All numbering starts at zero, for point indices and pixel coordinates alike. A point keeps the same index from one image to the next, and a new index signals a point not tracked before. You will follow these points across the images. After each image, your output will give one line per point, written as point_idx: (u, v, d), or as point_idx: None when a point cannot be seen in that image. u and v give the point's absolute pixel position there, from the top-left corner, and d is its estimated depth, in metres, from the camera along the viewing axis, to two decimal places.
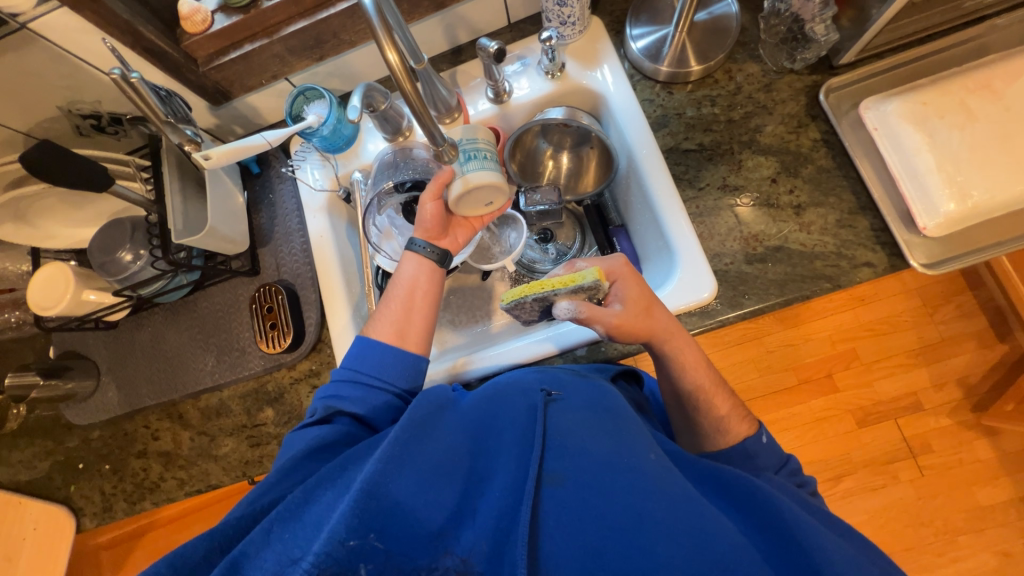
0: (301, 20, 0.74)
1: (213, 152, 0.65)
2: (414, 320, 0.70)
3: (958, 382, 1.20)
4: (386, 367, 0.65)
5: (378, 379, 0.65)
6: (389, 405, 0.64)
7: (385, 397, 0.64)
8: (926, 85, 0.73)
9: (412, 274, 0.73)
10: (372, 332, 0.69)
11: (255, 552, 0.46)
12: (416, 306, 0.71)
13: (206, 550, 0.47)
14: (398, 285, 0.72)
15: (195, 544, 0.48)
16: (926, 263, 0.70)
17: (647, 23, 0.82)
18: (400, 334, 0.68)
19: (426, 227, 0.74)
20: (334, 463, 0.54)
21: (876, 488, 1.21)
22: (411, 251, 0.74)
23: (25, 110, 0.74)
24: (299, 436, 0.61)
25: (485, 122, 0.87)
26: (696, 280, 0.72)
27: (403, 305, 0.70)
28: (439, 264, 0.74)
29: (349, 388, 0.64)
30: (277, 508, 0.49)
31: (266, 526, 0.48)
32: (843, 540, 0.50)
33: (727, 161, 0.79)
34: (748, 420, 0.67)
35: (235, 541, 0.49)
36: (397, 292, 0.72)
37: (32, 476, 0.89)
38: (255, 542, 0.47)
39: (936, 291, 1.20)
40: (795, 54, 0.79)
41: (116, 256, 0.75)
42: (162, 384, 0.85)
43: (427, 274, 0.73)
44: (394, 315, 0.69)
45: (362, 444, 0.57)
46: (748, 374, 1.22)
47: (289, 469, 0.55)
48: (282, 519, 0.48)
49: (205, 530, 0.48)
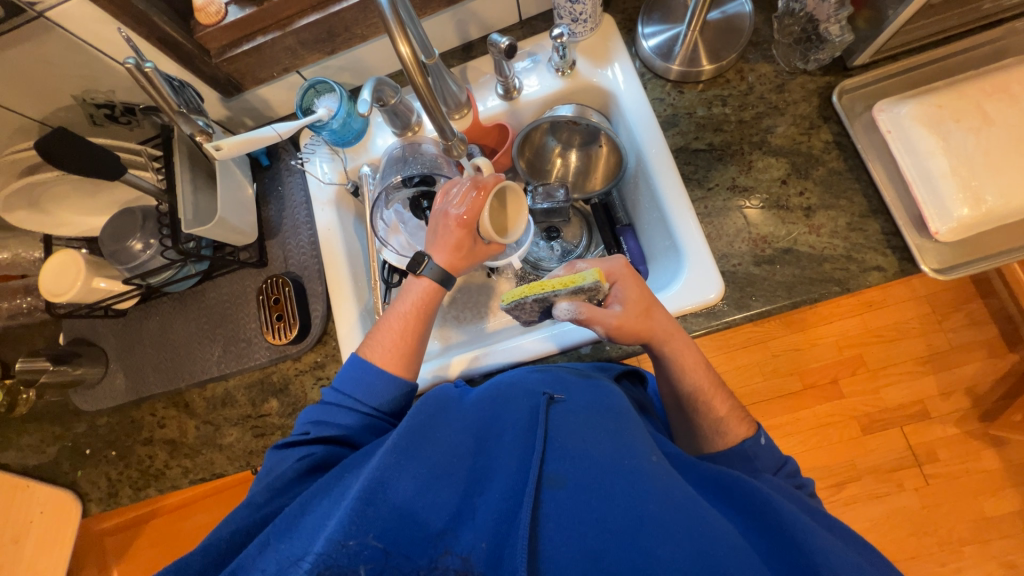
0: (313, 13, 0.75)
1: (224, 143, 0.66)
2: (415, 351, 0.70)
3: (965, 390, 1.18)
4: (369, 382, 0.65)
5: (371, 388, 0.65)
6: (365, 424, 0.64)
7: (360, 415, 0.64)
8: (941, 88, 0.72)
9: (416, 304, 0.72)
10: (369, 355, 0.68)
11: (252, 563, 0.47)
12: (419, 338, 0.70)
13: (201, 564, 0.49)
14: (404, 316, 0.71)
15: (190, 559, 0.49)
16: (938, 268, 0.69)
17: (659, 21, 0.82)
18: (402, 364, 0.68)
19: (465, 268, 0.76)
20: (331, 474, 0.55)
21: (880, 495, 1.20)
22: (419, 276, 0.73)
23: (41, 99, 0.75)
24: (282, 456, 0.62)
25: (494, 118, 0.86)
26: (703, 281, 0.71)
27: (404, 336, 0.69)
28: (441, 285, 0.73)
29: (334, 412, 0.65)
30: (272, 524, 0.50)
31: (262, 540, 0.48)
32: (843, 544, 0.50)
33: (737, 161, 0.78)
34: (748, 422, 0.66)
35: (233, 555, 0.52)
36: (400, 324, 0.70)
37: (41, 460, 0.90)
38: (253, 553, 0.48)
39: (945, 297, 1.19)
40: (809, 55, 0.79)
41: (126, 244, 0.76)
42: (169, 372, 0.86)
43: (429, 294, 0.73)
44: (396, 344, 0.69)
45: (345, 459, 0.58)
46: (752, 378, 1.21)
47: (279, 490, 0.57)
48: (279, 531, 0.49)
49: (198, 547, 0.50)
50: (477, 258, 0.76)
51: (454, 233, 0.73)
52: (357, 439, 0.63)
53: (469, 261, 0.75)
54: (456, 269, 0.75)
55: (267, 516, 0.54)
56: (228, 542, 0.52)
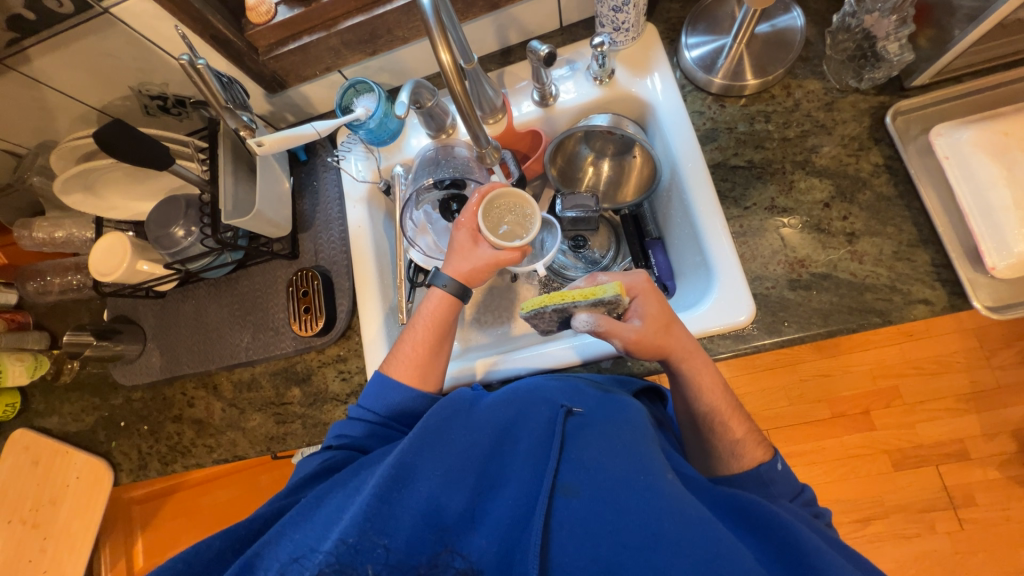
0: (358, 15, 0.76)
1: (265, 139, 0.68)
2: (435, 362, 0.70)
3: (1013, 433, 1.10)
4: (378, 392, 0.67)
5: (384, 399, 0.66)
6: (375, 432, 0.65)
7: (369, 424, 0.65)
8: (1007, 114, 0.68)
9: (435, 315, 0.72)
10: (391, 370, 0.69)
11: (269, 551, 0.48)
12: (439, 349, 0.71)
13: (219, 548, 0.50)
14: (422, 328, 0.71)
15: (210, 543, 0.50)
16: (990, 307, 0.65)
17: (704, 32, 0.80)
18: (422, 376, 0.69)
19: (473, 274, 0.73)
20: (346, 471, 0.56)
21: (909, 536, 1.14)
22: (435, 287, 0.73)
23: (101, 89, 0.80)
24: (306, 463, 0.64)
25: (528, 124, 0.86)
26: (732, 302, 0.69)
27: (423, 348, 0.70)
28: (459, 298, 0.73)
29: (347, 423, 0.66)
30: (287, 514, 0.51)
31: (278, 528, 0.49)
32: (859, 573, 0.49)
33: (777, 180, 0.75)
34: (765, 446, 0.64)
35: (249, 541, 0.52)
36: (419, 335, 0.71)
37: (80, 428, 0.96)
38: (269, 541, 0.48)
39: (996, 332, 1.11)
40: (862, 73, 0.75)
41: (169, 231, 0.79)
42: (200, 354, 0.89)
43: (448, 311, 0.72)
44: (415, 356, 0.69)
45: (355, 462, 0.61)
46: (777, 403, 1.17)
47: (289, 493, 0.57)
48: (294, 522, 0.50)
49: (218, 531, 0.50)
50: (487, 264, 0.73)
51: (460, 237, 0.74)
52: (368, 446, 0.64)
53: (477, 261, 0.73)
54: (456, 267, 0.73)
55: (286, 504, 0.55)
56: (248, 527, 0.52)
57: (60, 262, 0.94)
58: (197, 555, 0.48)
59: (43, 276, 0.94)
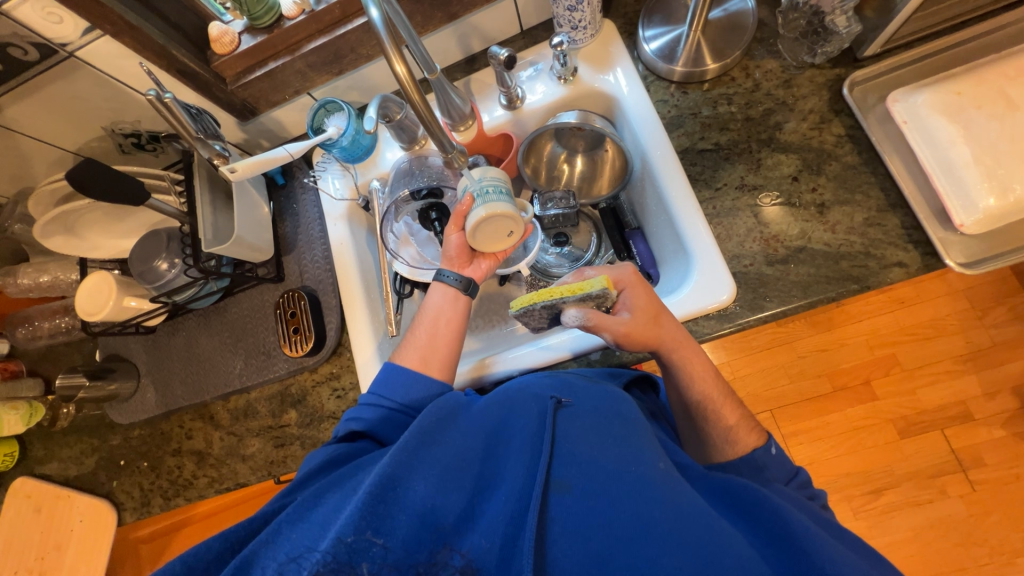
0: (320, 37, 0.78)
1: (238, 165, 0.70)
2: (440, 348, 0.71)
3: (1012, 390, 1.11)
4: (391, 379, 0.67)
5: (393, 385, 0.66)
6: (389, 418, 0.64)
7: (381, 410, 0.65)
8: (959, 75, 0.69)
9: (440, 305, 0.75)
10: (399, 358, 0.71)
11: (266, 550, 0.47)
12: (438, 334, 0.72)
13: (219, 549, 0.48)
14: (426, 318, 0.74)
15: (208, 544, 0.49)
16: (965, 263, 0.66)
17: (660, 24, 0.81)
18: (425, 360, 0.69)
19: (450, 256, 0.77)
20: (341, 471, 0.55)
21: (922, 502, 1.12)
22: (438, 281, 0.76)
23: (74, 131, 0.81)
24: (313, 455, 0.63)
25: (498, 129, 0.88)
26: (713, 283, 0.70)
27: (429, 336, 0.72)
28: (464, 292, 0.75)
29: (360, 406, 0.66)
30: (286, 511, 0.51)
31: (275, 526, 0.49)
32: (851, 552, 0.49)
33: (744, 160, 0.76)
34: (759, 431, 0.64)
35: (246, 541, 0.50)
36: (422, 323, 0.73)
37: (80, 471, 0.95)
38: (265, 541, 0.48)
39: (982, 292, 1.13)
40: (815, 48, 0.77)
41: (152, 265, 0.79)
42: (195, 385, 0.89)
43: (452, 303, 0.75)
44: (422, 342, 0.71)
45: (366, 454, 0.60)
46: (776, 381, 1.18)
47: (294, 486, 0.55)
48: (291, 521, 0.49)
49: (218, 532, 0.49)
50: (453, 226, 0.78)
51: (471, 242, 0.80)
52: (381, 433, 0.64)
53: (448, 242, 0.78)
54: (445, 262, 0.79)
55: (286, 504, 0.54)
56: (246, 527, 0.50)
57: (48, 306, 0.94)
58: (196, 557, 0.48)
59: (31, 321, 0.94)
